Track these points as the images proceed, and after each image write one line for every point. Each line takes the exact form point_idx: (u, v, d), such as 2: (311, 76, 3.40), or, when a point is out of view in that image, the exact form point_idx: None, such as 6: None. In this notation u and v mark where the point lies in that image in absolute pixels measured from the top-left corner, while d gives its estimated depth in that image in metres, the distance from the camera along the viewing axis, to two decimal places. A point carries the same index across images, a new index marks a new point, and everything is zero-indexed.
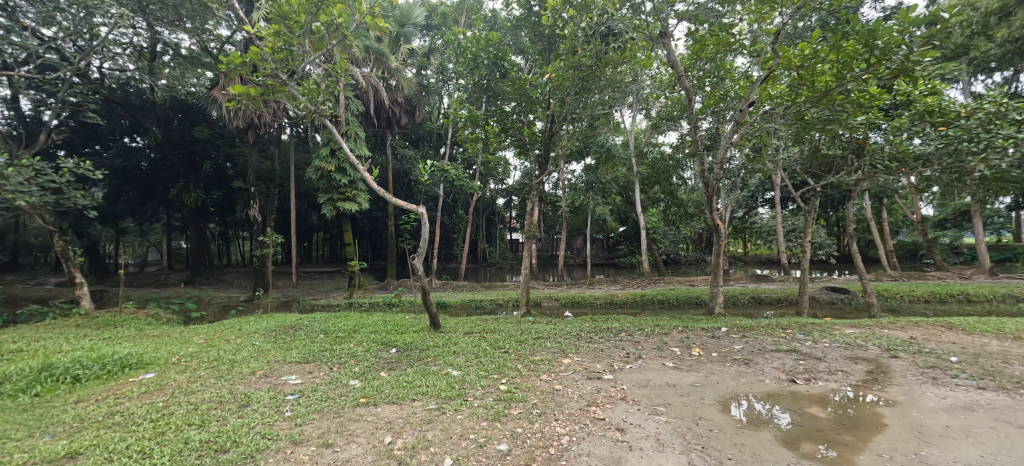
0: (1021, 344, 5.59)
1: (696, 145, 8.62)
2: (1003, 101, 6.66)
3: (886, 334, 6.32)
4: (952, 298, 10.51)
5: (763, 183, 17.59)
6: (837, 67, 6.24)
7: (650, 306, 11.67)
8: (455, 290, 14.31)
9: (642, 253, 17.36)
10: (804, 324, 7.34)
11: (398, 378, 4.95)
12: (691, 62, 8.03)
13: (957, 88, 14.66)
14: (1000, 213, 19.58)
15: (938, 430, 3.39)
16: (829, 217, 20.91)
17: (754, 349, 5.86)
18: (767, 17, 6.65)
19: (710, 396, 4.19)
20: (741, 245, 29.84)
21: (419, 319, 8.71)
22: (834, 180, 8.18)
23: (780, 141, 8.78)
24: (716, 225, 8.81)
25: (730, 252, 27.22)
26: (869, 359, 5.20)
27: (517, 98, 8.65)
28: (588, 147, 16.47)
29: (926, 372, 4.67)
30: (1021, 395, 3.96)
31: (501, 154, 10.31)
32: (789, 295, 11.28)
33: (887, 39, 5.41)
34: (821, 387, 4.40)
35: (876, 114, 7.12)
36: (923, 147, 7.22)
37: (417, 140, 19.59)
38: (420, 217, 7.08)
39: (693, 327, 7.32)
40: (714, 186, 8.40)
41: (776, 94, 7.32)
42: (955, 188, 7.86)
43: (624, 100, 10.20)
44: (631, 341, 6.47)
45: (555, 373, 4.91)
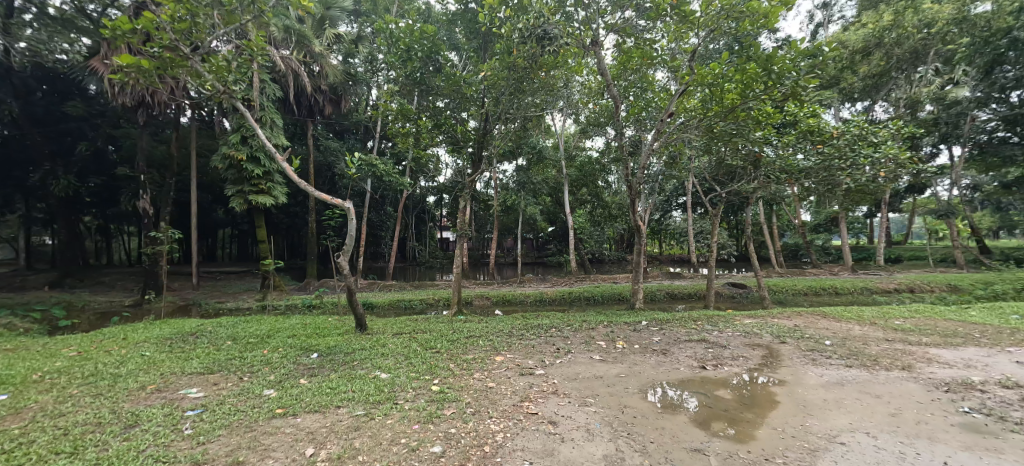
0: (874, 328, 6.76)
1: (621, 151, 9.14)
2: (864, 126, 7.89)
3: (776, 323, 7.28)
4: (824, 291, 12.40)
5: (678, 189, 19.31)
6: (741, 87, 6.94)
7: (578, 303, 12.16)
8: (382, 290, 13.70)
9: (570, 252, 18.02)
10: (712, 316, 8.16)
11: (321, 385, 4.60)
12: (619, 72, 8.51)
13: (831, 112, 17.35)
14: (857, 220, 23.67)
15: (818, 403, 3.97)
16: (731, 220, 23.50)
17: (671, 340, 6.39)
18: (685, 37, 7.20)
19: (633, 385, 4.48)
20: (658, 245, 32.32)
21: (343, 321, 8.20)
22: (735, 188, 9.12)
23: (692, 151, 9.71)
24: (637, 226, 9.38)
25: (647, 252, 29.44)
26: (763, 345, 5.93)
27: (451, 94, 8.54)
28: (520, 148, 16.63)
29: (808, 354, 5.44)
30: (877, 370, 4.79)
31: (434, 151, 10.01)
32: (698, 291, 12.47)
33: (782, 65, 6.33)
34: (726, 372, 4.92)
35: (772, 130, 7.93)
36: (806, 163, 8.31)
37: (344, 132, 18.42)
38: (346, 213, 6.59)
39: (617, 321, 7.78)
40: (636, 189, 8.98)
41: (691, 107, 8.01)
42: (828, 197, 9.19)
43: (556, 103, 10.56)
44: (560, 337, 6.67)
45: (487, 371, 4.91)
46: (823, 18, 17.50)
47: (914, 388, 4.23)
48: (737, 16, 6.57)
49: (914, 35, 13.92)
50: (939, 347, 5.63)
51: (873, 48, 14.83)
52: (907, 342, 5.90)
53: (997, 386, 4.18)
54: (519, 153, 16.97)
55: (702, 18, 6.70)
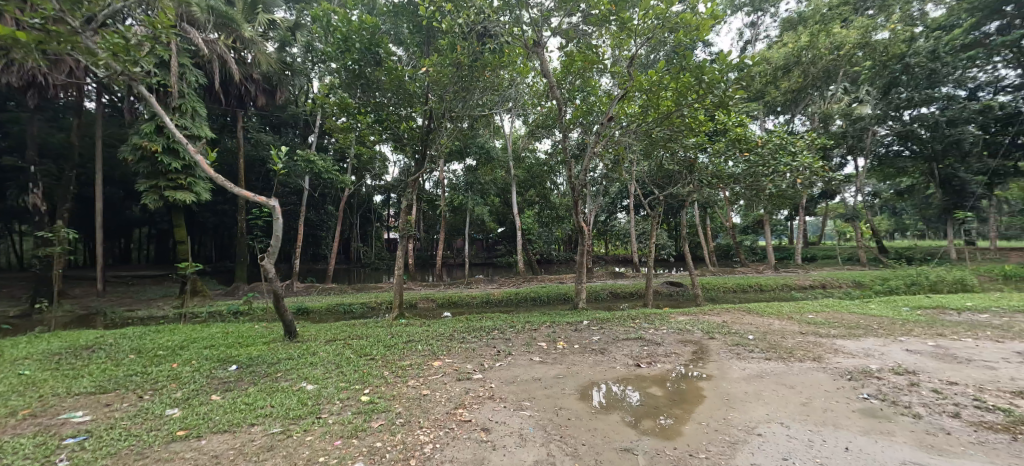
0: (791, 322, 7.33)
1: (565, 153, 9.24)
2: (784, 137, 8.54)
3: (707, 319, 7.69)
4: (751, 288, 13.36)
5: (622, 192, 20.08)
6: (676, 95, 7.28)
7: (523, 303, 12.21)
8: (321, 294, 12.95)
9: (518, 252, 18.10)
10: (649, 314, 8.47)
11: (235, 401, 4.17)
12: (563, 76, 8.61)
13: (757, 123, 18.80)
14: (779, 223, 25.91)
15: (740, 396, 4.19)
16: (670, 222, 24.77)
17: (610, 339, 6.52)
18: (625, 44, 7.39)
19: (570, 386, 4.48)
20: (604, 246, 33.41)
21: (271, 329, 7.57)
22: (671, 191, 9.58)
23: (633, 155, 10.07)
24: (581, 227, 9.47)
25: (594, 252, 30.35)
26: (694, 342, 6.22)
27: (394, 90, 8.19)
28: (467, 148, 16.43)
29: (733, 349, 5.77)
30: (791, 362, 5.16)
31: (377, 148, 9.61)
32: (638, 290, 12.95)
33: (711, 75, 6.72)
34: (659, 369, 5.09)
35: (705, 138, 8.38)
36: (735, 169, 8.88)
37: (280, 126, 17.23)
38: (272, 212, 6.07)
39: (559, 321, 7.86)
40: (580, 191, 9.07)
41: (631, 112, 8.26)
42: (754, 202, 9.86)
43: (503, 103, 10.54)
44: (502, 339, 6.59)
45: (423, 378, 4.72)
46: (750, 36, 18.92)
47: (822, 378, 4.60)
48: (672, 27, 6.84)
49: (827, 55, 15.42)
50: (844, 338, 6.20)
51: (793, 66, 16.24)
52: (818, 334, 6.45)
53: (889, 373, 4.65)
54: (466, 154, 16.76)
55: (640, 27, 6.90)
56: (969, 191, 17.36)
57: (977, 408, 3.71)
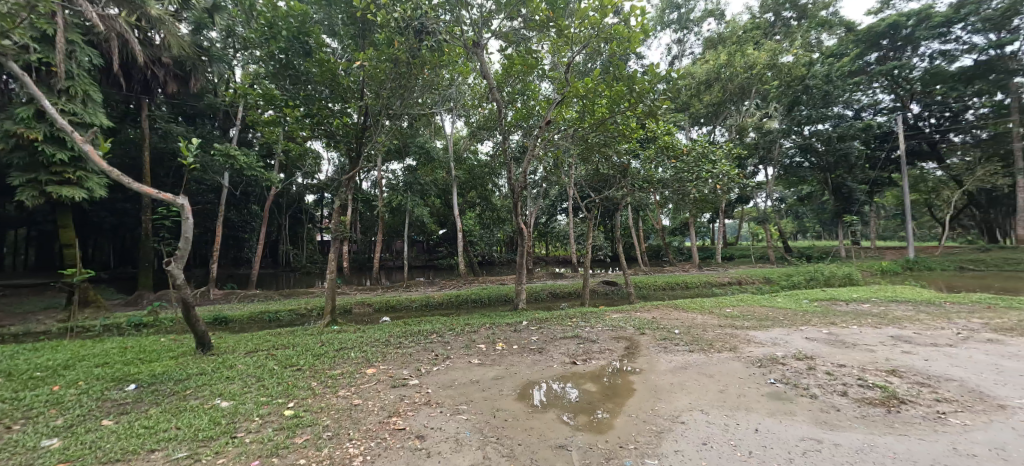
0: (711, 317, 7.98)
1: (505, 155, 9.31)
2: (706, 146, 9.26)
3: (638, 316, 8.13)
4: (678, 286, 14.35)
5: (562, 195, 20.70)
6: (609, 102, 7.62)
7: (465, 305, 12.12)
8: (243, 302, 11.88)
9: (459, 254, 17.96)
10: (586, 312, 8.78)
11: (131, 425, 3.67)
12: (503, 78, 8.67)
13: (684, 133, 20.32)
14: (702, 225, 28.19)
15: (666, 387, 4.47)
16: (607, 224, 25.93)
17: (548, 338, 6.67)
18: (563, 51, 7.62)
19: (508, 387, 4.51)
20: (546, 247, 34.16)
21: (181, 341, 6.80)
22: (607, 195, 10.02)
23: (571, 159, 10.39)
24: (522, 228, 9.55)
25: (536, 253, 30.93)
26: (626, 338, 6.55)
27: (326, 84, 7.71)
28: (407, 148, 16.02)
29: (661, 343, 6.15)
30: (711, 353, 5.61)
31: (307, 144, 9.06)
32: (576, 290, 13.38)
33: (641, 85, 7.13)
34: (593, 366, 5.28)
35: (636, 145, 8.86)
36: (664, 174, 9.49)
37: (196, 116, 15.60)
38: (181, 211, 5.45)
39: (499, 323, 7.89)
40: (519, 193, 9.15)
41: (569, 117, 8.53)
42: (680, 205, 10.61)
43: (443, 103, 10.40)
44: (440, 343, 6.48)
45: (355, 387, 4.49)
46: (678, 52, 20.41)
47: (737, 366, 5.04)
48: (606, 38, 7.14)
49: (741, 73, 17.09)
50: (755, 329, 6.86)
51: (713, 81, 17.76)
52: (734, 326, 7.08)
53: (792, 359, 5.21)
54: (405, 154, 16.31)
55: (578, 35, 7.16)
56: (854, 197, 20.10)
57: (860, 386, 4.27)
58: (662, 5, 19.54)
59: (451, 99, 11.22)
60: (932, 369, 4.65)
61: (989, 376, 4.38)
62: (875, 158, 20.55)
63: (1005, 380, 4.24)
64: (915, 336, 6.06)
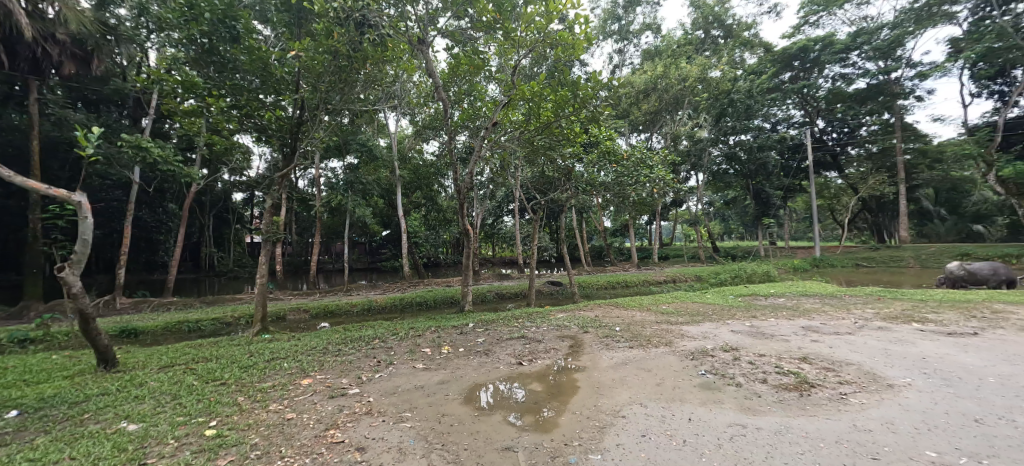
0: (649, 313, 8.44)
1: (451, 156, 9.18)
2: (644, 152, 9.78)
3: (582, 315, 8.40)
4: (619, 285, 15.02)
5: (508, 196, 20.88)
6: (554, 106, 7.79)
7: (409, 309, 11.81)
8: (157, 311, 10.66)
9: (404, 256, 17.46)
10: (532, 313, 8.91)
11: (9, 459, 3.12)
12: (449, 77, 8.56)
13: (624, 139, 21.33)
14: (641, 227, 29.80)
15: (608, 383, 4.65)
16: (553, 226, 26.56)
17: (494, 339, 6.68)
18: (509, 53, 7.67)
19: (454, 391, 4.44)
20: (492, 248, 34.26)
21: (77, 359, 5.94)
22: (552, 197, 10.24)
23: (516, 161, 10.50)
24: (468, 229, 9.45)
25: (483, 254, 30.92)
26: (570, 337, 6.72)
27: (256, 73, 7.19)
28: (348, 145, 15.29)
29: (604, 340, 6.39)
30: (649, 348, 5.92)
31: (234, 137, 8.36)
32: (522, 290, 13.55)
33: (584, 91, 7.35)
34: (539, 365, 5.36)
35: (580, 149, 9.14)
36: (605, 178, 9.87)
37: (98, 102, 13.74)
38: (77, 209, 4.75)
39: (445, 326, 7.77)
40: (465, 194, 9.06)
41: (514, 120, 8.63)
42: (620, 208, 11.12)
43: (385, 99, 10.07)
44: (382, 349, 6.24)
45: (287, 400, 4.18)
46: (618, 61, 21.44)
47: (672, 360, 5.37)
48: (552, 43, 7.29)
49: (676, 85, 18.31)
50: (688, 324, 7.35)
51: (651, 91, 18.84)
52: (669, 322, 7.54)
53: (720, 351, 5.65)
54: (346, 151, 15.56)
55: (524, 38, 7.24)
56: (771, 202, 22.27)
57: (777, 373, 4.73)
58: (604, 16, 20.39)
59: (395, 97, 10.89)
60: (835, 355, 5.27)
61: (879, 359, 5.04)
62: (789, 167, 22.92)
63: (891, 362, 4.90)
64: (821, 326, 6.82)
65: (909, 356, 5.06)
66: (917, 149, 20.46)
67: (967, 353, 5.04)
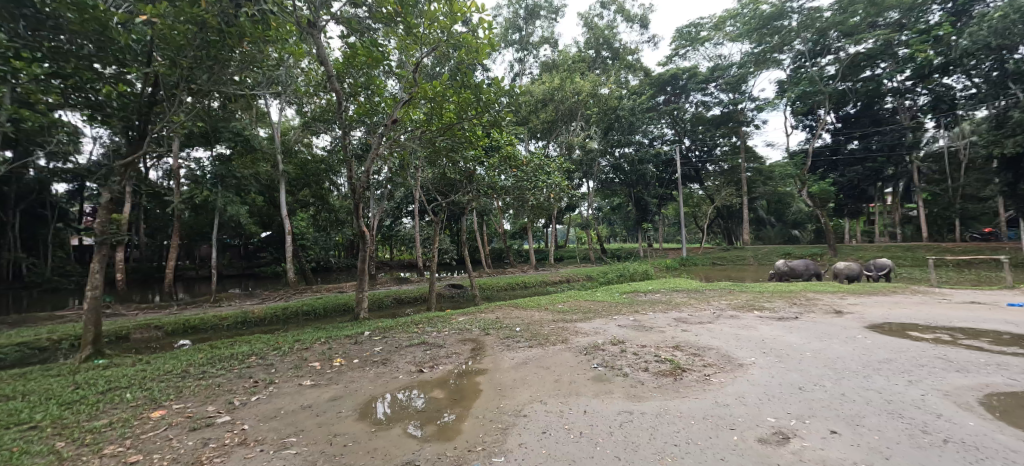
0: (546, 313, 8.86)
1: (345, 152, 8.51)
2: (542, 159, 10.33)
3: (483, 317, 8.46)
4: (518, 286, 15.52)
5: (408, 198, 20.19)
6: (457, 108, 7.70)
7: (293, 320, 10.61)
8: None
9: (287, 260, 15.67)
10: (433, 317, 8.69)
11: None
12: (343, 67, 7.95)
13: (523, 145, 22.12)
14: (538, 230, 31.33)
15: (509, 384, 4.73)
16: (454, 228, 26.38)
17: (392, 348, 6.34)
18: (411, 50, 7.40)
19: (348, 407, 4.08)
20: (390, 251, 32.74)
21: None
22: (453, 198, 10.12)
23: (417, 162, 10.19)
24: (364, 232, 8.82)
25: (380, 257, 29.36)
26: (472, 340, 6.72)
27: (86, 35, 5.76)
28: (216, 134, 13.14)
29: (505, 342, 6.51)
30: (547, 346, 6.20)
31: (51, 112, 6.59)
32: (422, 294, 13.16)
33: (487, 96, 7.37)
34: (441, 371, 5.23)
35: (481, 152, 9.22)
36: (506, 182, 10.11)
37: None
38: None
39: (336, 336, 7.14)
40: (361, 194, 8.46)
41: (415, 118, 8.36)
42: (520, 211, 11.52)
43: (265, 85, 8.93)
44: (261, 367, 5.48)
45: (130, 439, 3.40)
46: (519, 69, 22.25)
47: (568, 356, 5.70)
48: (455, 45, 7.21)
49: (571, 98, 19.63)
50: (581, 321, 7.88)
51: (548, 101, 19.89)
52: (565, 320, 8.02)
53: (609, 345, 6.16)
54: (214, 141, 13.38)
55: (427, 35, 7.04)
56: (649, 208, 25.24)
57: (656, 361, 5.32)
58: (506, 24, 20.99)
59: (277, 82, 9.74)
60: (700, 342, 6.14)
61: (731, 343, 6.02)
62: (663, 178, 26.22)
63: (738, 345, 5.87)
64: (687, 317, 7.91)
65: (751, 339, 6.14)
66: (755, 168, 25.07)
67: (789, 334, 6.29)
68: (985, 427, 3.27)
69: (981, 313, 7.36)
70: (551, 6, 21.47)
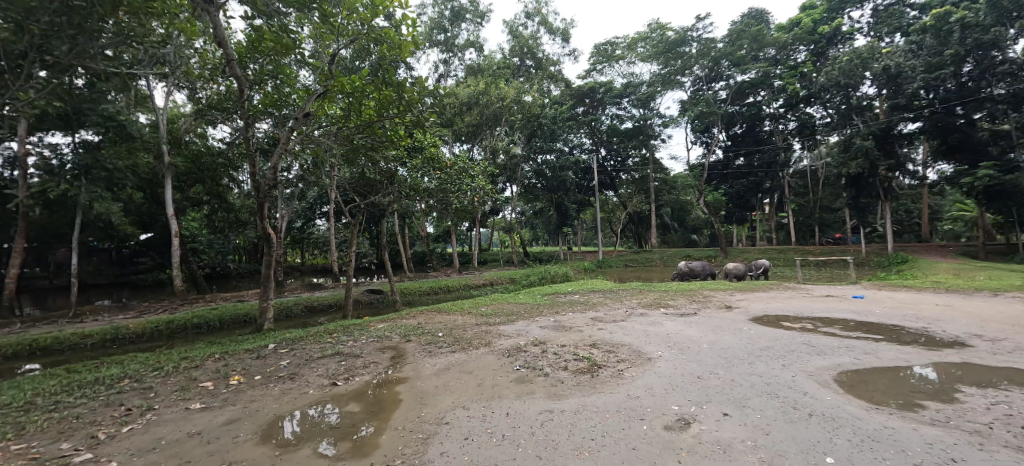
0: (469, 316, 8.82)
1: (248, 146, 7.69)
2: (466, 163, 10.37)
3: (404, 323, 8.16)
4: (441, 290, 15.27)
5: (321, 198, 18.89)
6: (377, 105, 7.34)
7: (181, 335, 9.27)
8: None
9: (173, 266, 13.68)
10: (349, 325, 8.18)
11: None
12: (247, 51, 7.25)
13: (447, 147, 21.81)
14: (462, 233, 31.20)
15: (431, 391, 4.60)
16: (374, 231, 25.21)
17: (302, 360, 5.83)
18: (328, 40, 6.92)
19: (248, 430, 3.66)
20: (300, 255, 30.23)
21: None
22: (373, 200, 9.66)
23: (334, 160, 9.56)
24: (270, 234, 8.02)
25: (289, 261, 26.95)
26: (392, 347, 6.43)
27: None
28: (79, 116, 10.63)
29: (427, 348, 6.34)
30: (471, 350, 6.16)
31: None
32: (337, 301, 12.33)
33: (410, 95, 7.11)
34: (357, 383, 4.91)
35: (403, 152, 8.94)
36: (429, 184, 9.90)
37: None
38: None
39: (234, 350, 6.38)
40: (266, 192, 7.69)
41: (331, 114, 7.86)
42: (444, 214, 11.36)
43: (145, 63, 7.75)
44: (136, 391, 4.70)
45: None
46: (444, 71, 22.03)
47: (491, 359, 5.71)
48: (376, 39, 6.89)
49: (495, 103, 19.85)
50: (504, 324, 7.97)
51: (473, 105, 19.90)
52: (488, 323, 8.04)
53: (531, 346, 6.30)
54: (76, 123, 10.90)
55: (345, 26, 6.64)
56: (568, 213, 26.48)
57: (575, 359, 5.56)
58: (431, 24, 20.65)
59: (162, 62, 8.47)
60: (614, 339, 6.54)
61: (641, 339, 6.51)
62: (582, 185, 27.70)
63: (647, 340, 6.37)
64: (602, 316, 8.41)
65: (658, 334, 6.70)
66: (662, 179, 27.60)
67: (690, 328, 6.99)
68: (837, 401, 3.91)
69: (833, 304, 8.87)
70: (477, 11, 21.60)
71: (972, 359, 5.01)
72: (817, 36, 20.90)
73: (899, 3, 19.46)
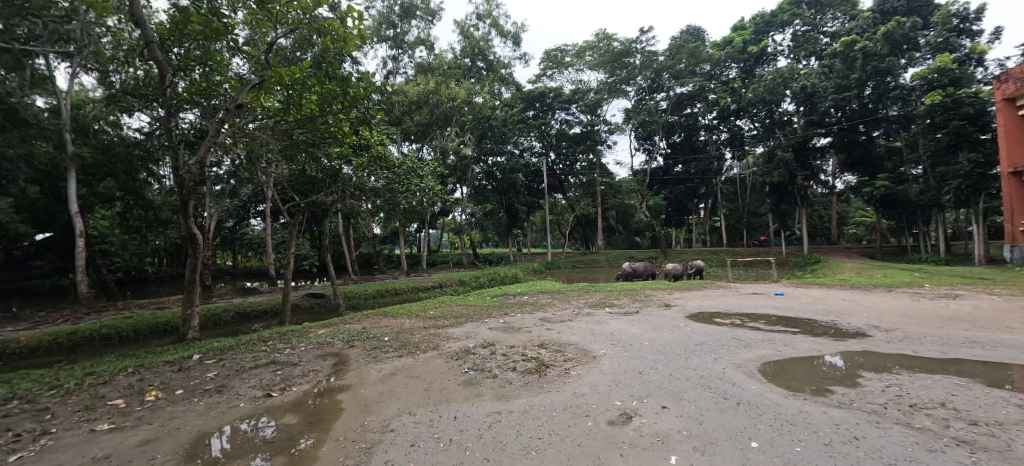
0: (417, 320, 8.62)
1: (170, 137, 7.00)
2: (414, 162, 10.15)
3: (348, 328, 7.80)
4: (388, 293, 14.80)
5: (257, 196, 17.71)
6: (319, 99, 6.95)
7: (85, 347, 8.22)
8: None
9: (77, 271, 12.11)
10: (286, 332, 7.68)
11: None
12: (171, 34, 6.61)
13: (395, 146, 21.21)
14: (411, 234, 30.49)
15: (376, 398, 4.44)
16: (316, 231, 23.95)
17: (232, 371, 5.39)
18: (265, 27, 6.48)
19: (168, 450, 3.32)
20: (231, 257, 27.95)
21: None
22: (314, 199, 9.18)
23: (270, 156, 8.94)
24: (195, 234, 7.34)
25: (218, 264, 24.85)
26: (334, 354, 6.13)
27: None
28: None
29: (371, 353, 6.11)
30: (418, 354, 6.02)
31: None
32: (274, 307, 11.53)
33: (355, 91, 6.79)
34: (294, 393, 4.63)
35: (348, 150, 8.57)
36: (376, 184, 9.56)
37: None
38: None
39: (152, 363, 5.76)
40: (191, 188, 7.05)
41: (268, 106, 7.38)
42: (391, 214, 11.02)
43: (44, 40, 6.86)
44: (27, 414, 4.08)
45: None
46: (393, 67, 21.51)
47: (439, 363, 5.61)
48: (318, 30, 6.57)
49: (445, 103, 19.64)
50: (453, 326, 7.88)
51: (422, 104, 19.53)
52: (437, 326, 7.91)
53: (480, 348, 6.27)
54: None
55: (284, 14, 6.27)
56: (519, 215, 26.77)
57: (523, 360, 5.62)
58: (378, 18, 20.07)
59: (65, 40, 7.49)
60: (562, 339, 6.69)
61: (587, 338, 6.71)
62: (532, 187, 28.13)
63: (593, 339, 6.57)
64: (551, 316, 8.56)
65: (603, 333, 6.96)
66: (609, 183, 28.73)
67: (633, 327, 7.31)
68: (761, 389, 4.27)
69: (758, 301, 9.70)
70: (428, 8, 21.24)
71: (870, 348, 5.69)
72: (746, 55, 22.88)
73: (814, 30, 21.71)
